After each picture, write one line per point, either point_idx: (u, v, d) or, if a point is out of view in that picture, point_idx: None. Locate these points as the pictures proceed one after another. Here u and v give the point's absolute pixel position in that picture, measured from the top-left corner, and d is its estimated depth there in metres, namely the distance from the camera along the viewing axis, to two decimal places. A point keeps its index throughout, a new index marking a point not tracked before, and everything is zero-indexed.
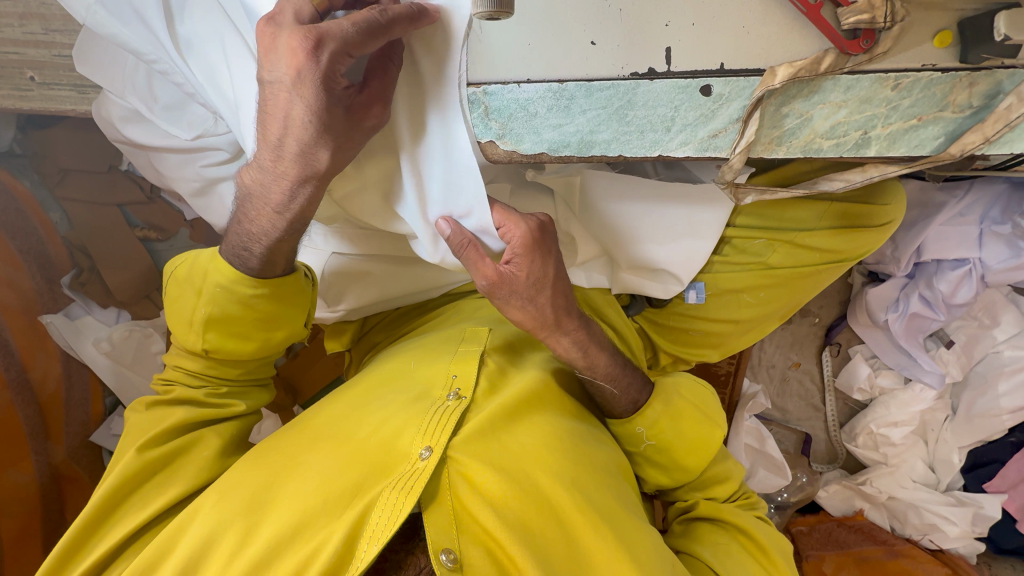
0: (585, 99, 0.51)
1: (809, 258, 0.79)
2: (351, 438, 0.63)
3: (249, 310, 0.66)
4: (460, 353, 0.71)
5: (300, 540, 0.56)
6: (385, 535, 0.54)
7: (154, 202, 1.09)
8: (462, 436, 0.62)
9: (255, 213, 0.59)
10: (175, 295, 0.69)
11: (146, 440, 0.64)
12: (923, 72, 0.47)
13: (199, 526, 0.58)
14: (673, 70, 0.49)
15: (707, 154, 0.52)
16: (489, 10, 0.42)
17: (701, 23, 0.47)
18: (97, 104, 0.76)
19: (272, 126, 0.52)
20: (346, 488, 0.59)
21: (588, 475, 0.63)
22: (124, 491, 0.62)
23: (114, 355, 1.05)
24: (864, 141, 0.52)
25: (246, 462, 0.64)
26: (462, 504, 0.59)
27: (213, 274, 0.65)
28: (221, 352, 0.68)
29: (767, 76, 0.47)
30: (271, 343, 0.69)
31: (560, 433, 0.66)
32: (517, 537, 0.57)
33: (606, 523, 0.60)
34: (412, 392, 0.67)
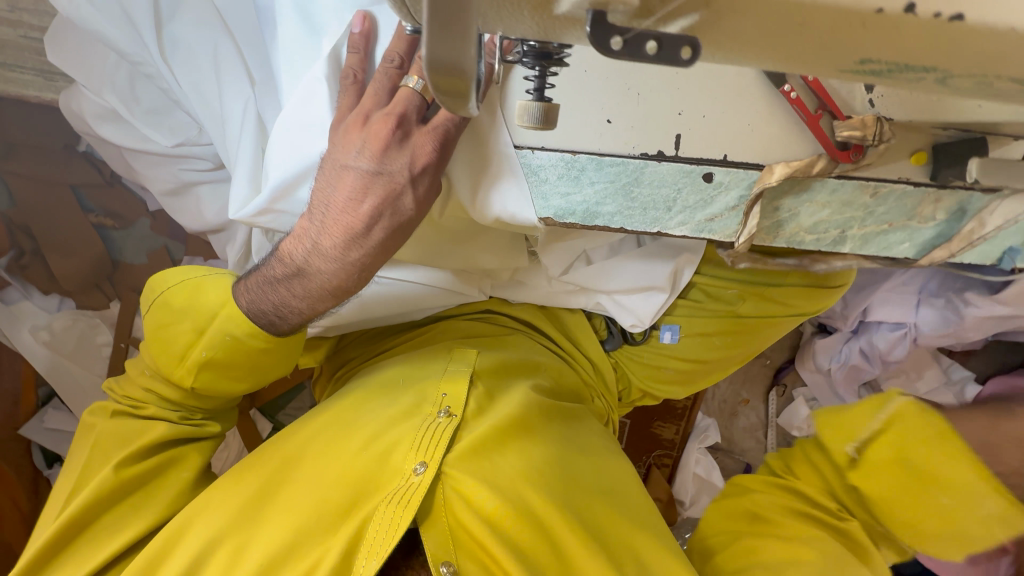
0: (595, 172, 0.52)
1: (771, 310, 0.85)
2: (339, 453, 0.64)
3: (251, 360, 0.64)
4: (450, 373, 0.72)
5: (297, 556, 0.58)
6: (383, 551, 0.56)
7: (113, 187, 1.00)
8: (454, 454, 0.64)
9: (291, 285, 0.58)
10: (162, 319, 0.65)
11: (124, 459, 0.64)
12: (898, 184, 0.52)
13: (200, 531, 0.60)
14: (679, 155, 0.51)
15: (703, 235, 0.56)
16: (533, 125, 0.40)
17: (711, 116, 0.50)
18: (66, 96, 0.69)
19: (328, 185, 0.54)
20: (340, 503, 0.60)
21: (577, 493, 0.65)
22: (95, 510, 0.61)
23: (54, 345, 1.01)
24: (841, 239, 0.56)
25: (228, 480, 0.64)
26: (457, 519, 0.61)
27: (224, 323, 0.62)
28: (211, 391, 0.66)
29: (764, 172, 0.51)
30: (259, 383, 0.69)
31: (550, 454, 0.67)
32: (512, 552, 0.58)
33: (597, 544, 0.61)
34: (402, 407, 0.68)
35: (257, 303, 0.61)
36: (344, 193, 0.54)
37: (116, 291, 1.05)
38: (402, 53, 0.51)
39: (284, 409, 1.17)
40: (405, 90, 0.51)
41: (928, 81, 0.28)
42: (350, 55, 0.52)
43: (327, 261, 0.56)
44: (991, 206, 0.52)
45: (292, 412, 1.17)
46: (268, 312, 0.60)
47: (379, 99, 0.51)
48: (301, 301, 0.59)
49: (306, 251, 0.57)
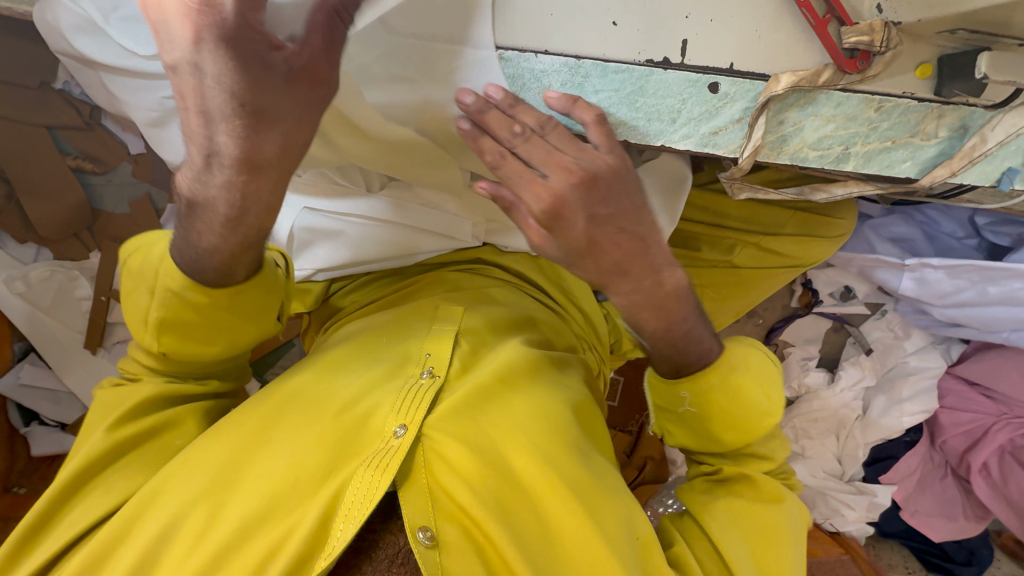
0: (599, 79, 0.51)
1: (768, 261, 0.86)
2: (318, 416, 0.62)
3: (205, 318, 0.60)
4: (434, 332, 0.71)
5: (272, 519, 0.55)
6: (361, 514, 0.54)
7: (92, 129, 0.95)
8: (436, 415, 0.62)
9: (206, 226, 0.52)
10: (130, 287, 0.62)
11: (118, 417, 0.62)
12: (903, 99, 0.52)
13: (170, 497, 0.57)
14: (686, 63, 0.50)
15: (705, 150, 0.54)
16: None
17: (718, 20, 0.49)
18: (40, 6, 0.66)
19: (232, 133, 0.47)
20: (317, 467, 0.58)
21: (561, 452, 0.64)
22: (96, 466, 0.61)
23: (30, 297, 0.98)
24: (843, 156, 0.55)
25: (209, 438, 0.61)
26: (438, 481, 0.59)
27: (166, 278, 0.58)
28: (178, 356, 0.62)
29: (770, 82, 0.50)
30: (236, 344, 0.64)
31: (534, 409, 0.66)
32: (493, 515, 0.58)
33: (579, 503, 0.60)
34: (386, 367, 0.67)
35: (184, 253, 0.57)
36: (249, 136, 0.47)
37: (97, 242, 1.01)
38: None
39: (272, 367, 1.14)
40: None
41: None
42: None
43: (214, 193, 0.49)
44: (994, 121, 0.52)
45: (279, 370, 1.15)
46: (195, 259, 0.56)
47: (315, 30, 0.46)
48: (207, 236, 0.53)
49: (196, 180, 0.49)
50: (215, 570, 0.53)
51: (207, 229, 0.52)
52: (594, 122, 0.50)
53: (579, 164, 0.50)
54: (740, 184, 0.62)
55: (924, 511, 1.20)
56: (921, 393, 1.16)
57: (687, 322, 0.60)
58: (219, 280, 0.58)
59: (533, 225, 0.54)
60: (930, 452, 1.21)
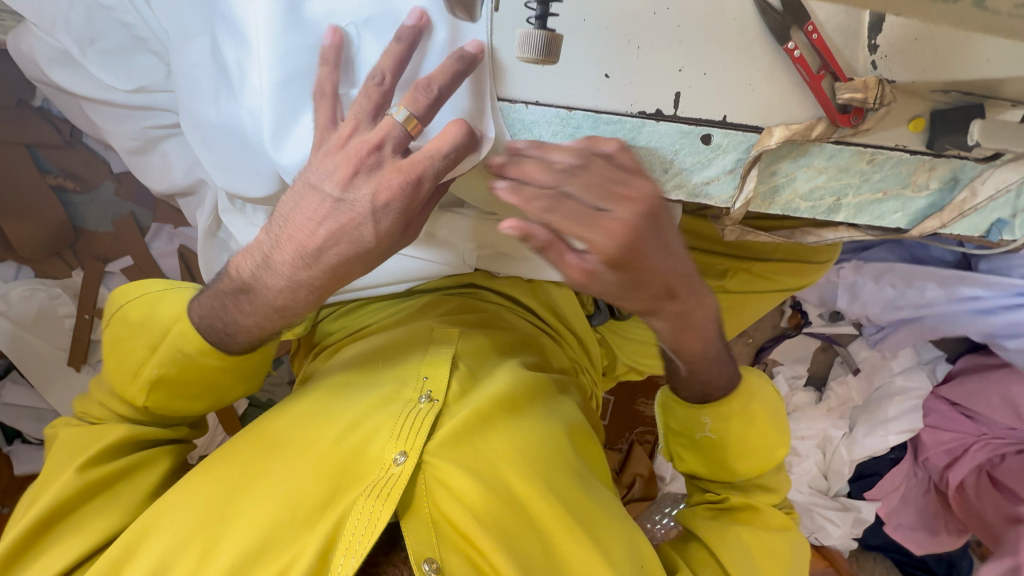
0: (591, 129, 0.50)
1: (760, 287, 0.86)
2: (314, 444, 0.61)
3: (206, 378, 0.60)
4: (430, 354, 0.69)
5: (271, 553, 0.55)
6: (363, 546, 0.53)
7: (73, 147, 0.92)
8: (436, 441, 0.61)
9: (248, 309, 0.54)
10: (121, 336, 0.61)
11: (88, 458, 0.60)
12: (895, 151, 0.51)
13: (164, 533, 0.56)
14: (678, 114, 0.49)
15: (698, 200, 0.54)
16: (536, 54, 0.44)
17: (710, 73, 0.48)
18: (15, 36, 0.64)
19: (283, 234, 0.51)
20: (316, 498, 0.57)
21: (560, 479, 0.64)
22: (58, 513, 0.57)
23: (12, 316, 0.95)
24: (835, 207, 0.55)
25: (198, 474, 0.60)
26: (440, 510, 0.59)
27: (177, 339, 0.58)
28: (165, 411, 0.62)
29: (763, 135, 0.49)
30: (222, 399, 0.64)
31: (533, 434, 0.66)
32: (497, 544, 0.57)
33: (583, 531, 0.61)
34: (382, 392, 0.66)
35: (207, 317, 0.57)
36: (305, 212, 0.50)
37: (79, 261, 0.99)
38: (389, 68, 0.47)
39: (261, 385, 1.14)
40: (387, 121, 0.47)
41: None
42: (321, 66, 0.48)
43: (278, 280, 0.52)
44: (984, 175, 0.52)
45: (268, 388, 1.14)
46: (217, 325, 0.57)
47: (360, 123, 0.48)
48: (249, 318, 0.55)
49: (257, 266, 0.53)
50: None
51: (258, 309, 0.54)
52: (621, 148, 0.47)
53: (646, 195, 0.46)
54: (734, 227, 0.61)
55: (906, 526, 1.22)
56: (907, 414, 1.15)
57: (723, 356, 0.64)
58: (240, 351, 0.59)
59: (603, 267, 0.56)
60: (913, 468, 1.22)
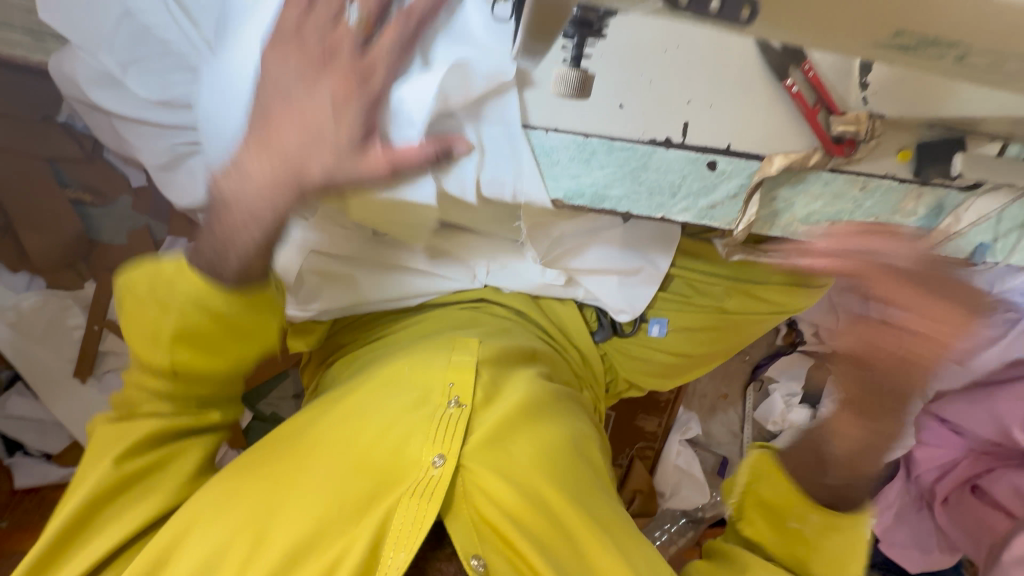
0: (606, 155, 0.53)
1: (758, 307, 0.89)
2: (352, 444, 0.62)
3: (222, 336, 0.58)
4: (455, 360, 0.69)
5: (319, 548, 0.57)
6: (411, 543, 0.57)
7: (94, 162, 0.94)
8: (471, 446, 0.63)
9: (228, 225, 0.52)
10: (133, 313, 0.58)
11: (123, 451, 0.60)
12: (885, 179, 0.56)
13: (208, 530, 0.57)
14: (686, 143, 0.53)
15: (703, 222, 0.57)
16: (570, 91, 0.49)
17: (717, 106, 0.52)
18: (59, 56, 0.67)
19: (260, 134, 0.51)
20: (359, 497, 0.59)
21: (586, 486, 0.67)
22: (96, 507, 0.59)
23: (19, 327, 0.96)
24: (830, 230, 0.59)
25: (233, 472, 0.62)
26: (479, 511, 0.61)
27: (188, 293, 0.55)
28: (189, 369, 0.60)
29: (764, 163, 0.53)
30: (244, 361, 0.62)
31: (558, 440, 0.68)
32: (533, 545, 0.60)
33: (610, 537, 0.63)
34: (412, 397, 0.65)
35: (197, 253, 0.54)
36: (275, 103, 0.51)
37: (92, 272, 1.00)
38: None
39: (266, 398, 1.15)
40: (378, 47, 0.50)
41: (948, 58, 0.32)
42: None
43: (249, 178, 0.51)
44: (966, 203, 0.56)
45: (273, 401, 1.15)
46: (207, 252, 0.53)
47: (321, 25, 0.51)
48: (230, 232, 0.52)
49: (233, 183, 0.51)
50: None
51: (239, 223, 0.51)
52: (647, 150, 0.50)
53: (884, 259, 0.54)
54: (735, 248, 0.66)
55: (900, 544, 1.24)
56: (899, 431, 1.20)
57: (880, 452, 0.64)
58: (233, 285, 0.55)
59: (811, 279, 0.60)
60: (906, 484, 1.25)
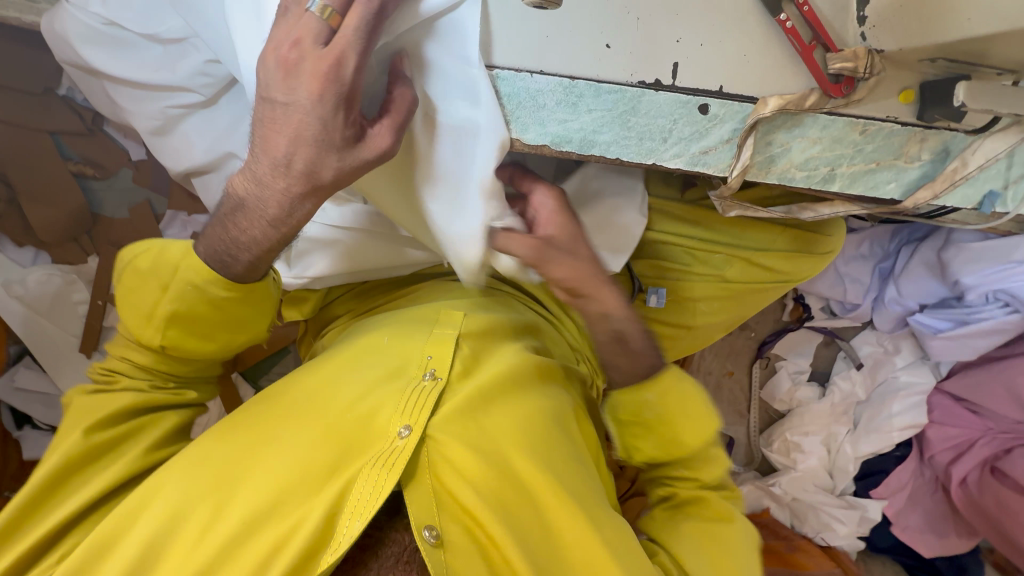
0: (593, 99, 0.52)
1: (761, 275, 0.87)
2: (322, 412, 0.62)
3: (226, 313, 0.62)
4: (435, 334, 0.71)
5: (277, 515, 0.56)
6: (367, 512, 0.55)
7: (95, 134, 0.96)
8: (439, 416, 0.62)
9: (264, 175, 0.53)
10: (130, 286, 0.62)
11: (95, 422, 0.61)
12: (886, 123, 0.53)
13: (170, 496, 0.57)
14: (677, 84, 0.51)
15: (696, 169, 0.55)
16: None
17: (708, 45, 0.51)
18: (50, 16, 0.68)
19: (268, 146, 0.52)
20: (323, 464, 0.58)
21: (562, 459, 0.64)
22: (64, 476, 0.59)
23: (28, 300, 0.97)
24: (830, 177, 0.57)
25: (210, 437, 0.62)
26: (443, 482, 0.60)
27: (188, 273, 0.60)
28: (178, 350, 0.63)
29: (759, 104, 0.51)
30: (233, 345, 0.66)
31: (534, 414, 0.67)
32: (496, 516, 0.59)
33: (580, 509, 0.61)
34: (386, 368, 0.67)
35: (211, 247, 0.59)
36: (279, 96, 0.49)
37: (95, 246, 1.02)
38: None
39: (267, 374, 1.15)
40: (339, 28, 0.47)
41: None
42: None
43: (268, 194, 0.54)
44: (973, 146, 0.54)
45: (274, 377, 1.15)
46: (222, 251, 0.58)
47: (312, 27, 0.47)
48: (245, 233, 0.56)
49: (249, 187, 0.55)
50: (221, 564, 0.54)
51: (253, 224, 0.56)
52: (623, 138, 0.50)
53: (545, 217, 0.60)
54: (731, 202, 0.63)
55: (913, 527, 1.21)
56: (911, 408, 1.17)
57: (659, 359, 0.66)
58: (243, 276, 0.60)
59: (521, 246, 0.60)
60: (919, 466, 1.21)
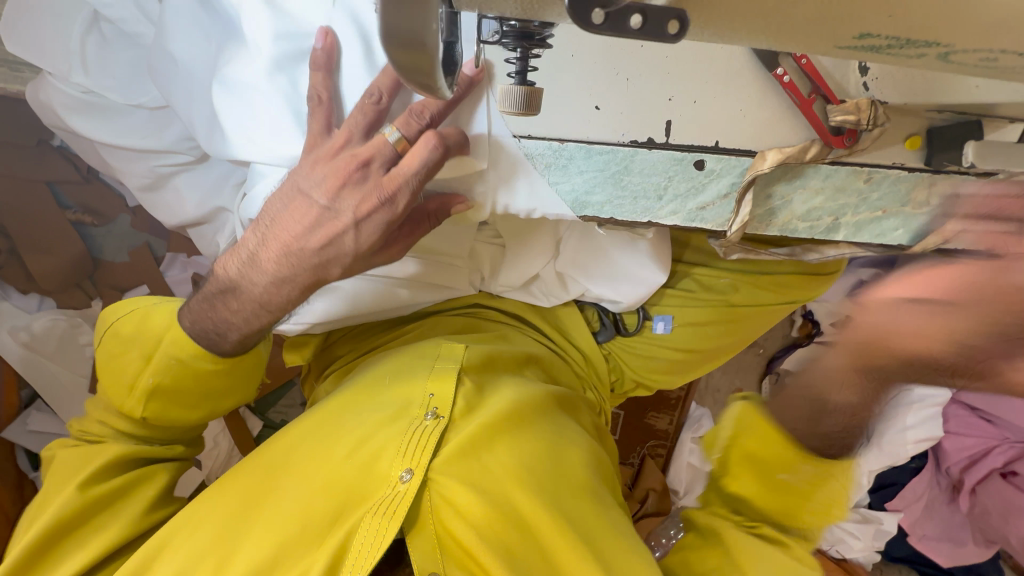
0: (584, 160, 0.51)
1: (765, 300, 0.85)
2: (324, 460, 0.62)
3: (201, 384, 0.62)
4: (437, 370, 0.70)
5: (281, 568, 0.56)
6: (369, 562, 0.54)
7: (90, 183, 0.97)
8: (442, 458, 0.61)
9: (239, 306, 0.58)
10: (113, 350, 0.63)
11: (88, 476, 0.61)
12: (893, 169, 0.51)
13: (181, 554, 0.57)
14: (671, 142, 0.50)
15: (694, 224, 0.54)
16: (516, 110, 0.45)
17: (701, 101, 0.48)
18: (32, 87, 0.67)
19: (264, 244, 0.55)
20: (325, 513, 0.58)
21: (569, 496, 0.64)
22: (56, 535, 0.57)
23: (33, 345, 0.96)
24: (834, 227, 0.55)
25: (213, 492, 0.63)
26: (446, 527, 0.59)
27: (169, 348, 0.60)
28: (162, 420, 0.63)
29: (757, 159, 0.49)
30: (217, 409, 0.67)
31: (537, 451, 0.65)
32: (501, 562, 0.57)
33: (588, 548, 0.59)
34: (390, 410, 0.66)
35: (197, 320, 0.60)
36: (297, 218, 0.53)
37: (98, 291, 1.02)
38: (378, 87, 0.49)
39: (275, 406, 1.16)
40: (380, 139, 0.49)
41: (930, 57, 0.27)
42: (314, 72, 0.50)
43: (263, 277, 0.56)
44: None
45: (281, 409, 1.16)
46: (207, 327, 0.59)
47: (352, 136, 0.51)
48: (237, 316, 0.58)
49: (241, 265, 0.56)
50: None
51: (244, 305, 0.57)
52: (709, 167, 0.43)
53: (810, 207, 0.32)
54: (733, 246, 0.60)
55: (930, 536, 1.20)
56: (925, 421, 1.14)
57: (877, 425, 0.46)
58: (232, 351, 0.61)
59: None
60: (935, 476, 1.20)
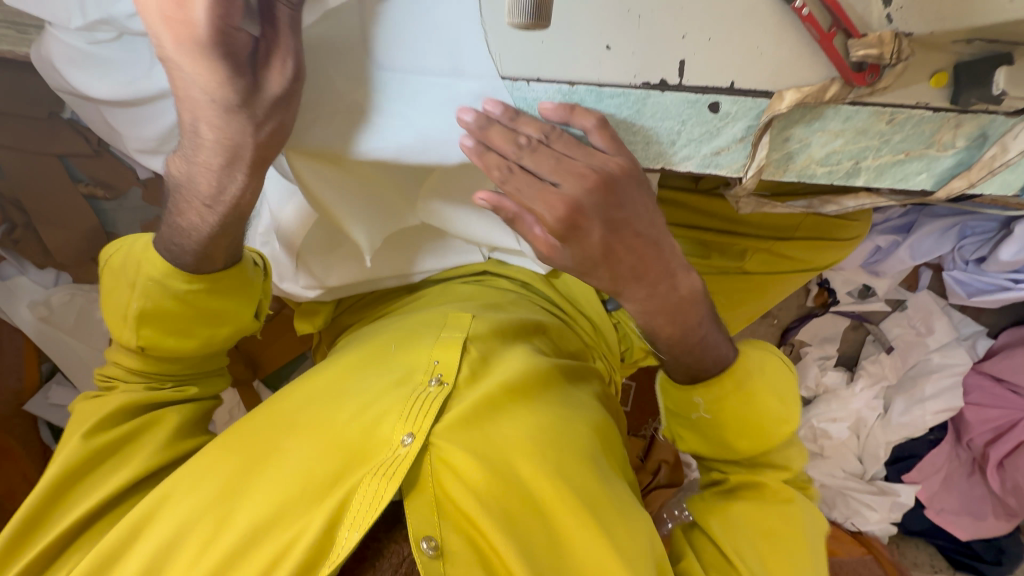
0: (594, 104, 0.51)
1: (781, 266, 0.84)
2: (327, 423, 0.61)
3: (192, 307, 0.63)
4: (443, 338, 0.69)
5: (278, 527, 0.55)
6: (365, 521, 0.54)
7: (101, 155, 0.95)
8: (444, 423, 0.61)
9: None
10: (110, 285, 0.65)
11: (98, 419, 0.61)
12: (916, 110, 0.49)
13: (175, 513, 0.57)
14: (684, 83, 0.48)
15: (708, 170, 0.53)
16: (524, 21, 0.43)
17: (716, 39, 0.47)
18: (36, 43, 0.68)
19: None
20: (325, 475, 0.57)
21: (574, 465, 0.62)
22: (71, 477, 0.58)
23: (52, 320, 1.01)
24: (854, 171, 0.53)
25: (216, 447, 0.62)
26: (445, 491, 0.58)
27: (151, 272, 0.62)
28: (160, 351, 0.64)
29: (774, 99, 0.48)
30: (214, 340, 0.67)
31: (542, 420, 0.64)
32: (500, 528, 0.56)
33: (590, 517, 0.59)
34: (395, 375, 0.65)
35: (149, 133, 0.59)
36: None
37: None
38: None
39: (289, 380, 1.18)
40: None
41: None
42: None
43: None
44: (1015, 130, 0.49)
45: None
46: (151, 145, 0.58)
47: None
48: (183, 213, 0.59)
49: None
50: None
51: None
52: (599, 127, 0.50)
53: (592, 168, 0.51)
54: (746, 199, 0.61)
55: (949, 509, 1.15)
56: (945, 391, 1.12)
57: (702, 327, 0.62)
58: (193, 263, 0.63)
59: (540, 233, 0.57)
60: (955, 449, 1.16)
